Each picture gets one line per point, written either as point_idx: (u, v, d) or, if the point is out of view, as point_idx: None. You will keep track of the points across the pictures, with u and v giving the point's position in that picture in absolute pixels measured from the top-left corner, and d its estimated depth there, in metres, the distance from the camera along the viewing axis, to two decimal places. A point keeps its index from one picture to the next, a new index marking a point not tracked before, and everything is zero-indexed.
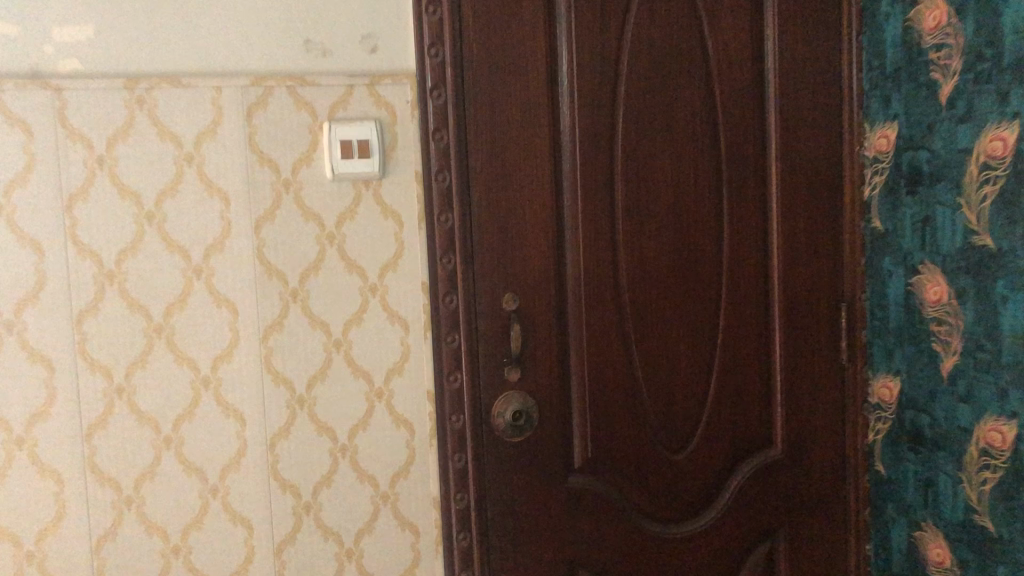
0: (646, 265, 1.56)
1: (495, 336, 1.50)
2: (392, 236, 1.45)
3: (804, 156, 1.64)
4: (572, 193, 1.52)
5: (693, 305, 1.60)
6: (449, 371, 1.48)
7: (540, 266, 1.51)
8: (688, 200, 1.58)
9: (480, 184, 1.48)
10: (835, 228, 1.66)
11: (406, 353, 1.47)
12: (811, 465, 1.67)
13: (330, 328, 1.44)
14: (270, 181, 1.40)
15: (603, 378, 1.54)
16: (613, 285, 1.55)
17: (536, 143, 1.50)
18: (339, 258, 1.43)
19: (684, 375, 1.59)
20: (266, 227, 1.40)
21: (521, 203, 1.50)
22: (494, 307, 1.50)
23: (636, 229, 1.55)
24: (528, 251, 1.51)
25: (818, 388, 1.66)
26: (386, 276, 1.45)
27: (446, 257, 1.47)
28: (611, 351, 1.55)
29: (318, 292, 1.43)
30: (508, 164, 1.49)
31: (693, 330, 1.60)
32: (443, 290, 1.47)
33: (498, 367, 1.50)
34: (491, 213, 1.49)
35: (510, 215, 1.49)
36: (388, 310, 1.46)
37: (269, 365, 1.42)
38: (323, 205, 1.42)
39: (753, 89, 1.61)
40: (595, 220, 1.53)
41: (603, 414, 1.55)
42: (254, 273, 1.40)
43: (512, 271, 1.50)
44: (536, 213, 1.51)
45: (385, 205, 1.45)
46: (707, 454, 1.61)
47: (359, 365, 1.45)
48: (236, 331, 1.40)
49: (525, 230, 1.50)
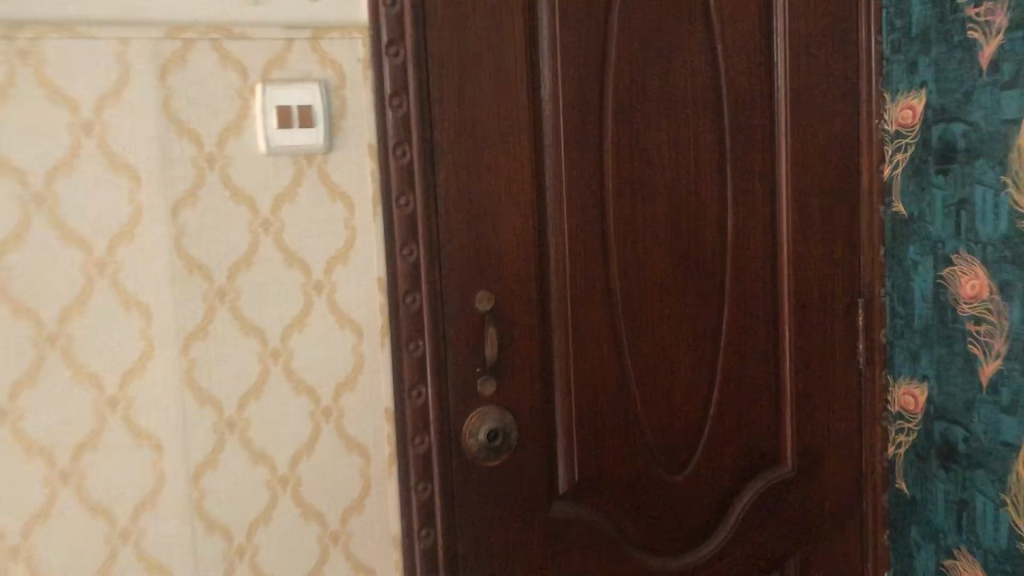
0: (640, 256, 1.34)
1: (466, 341, 1.26)
2: (342, 223, 1.21)
3: (816, 129, 1.43)
4: (555, 171, 1.29)
5: (693, 302, 1.37)
6: (412, 384, 1.24)
7: (518, 258, 1.28)
8: (687, 180, 1.36)
9: (446, 160, 1.24)
10: (852, 212, 1.46)
11: (360, 363, 1.22)
12: (825, 482, 1.46)
13: (266, 334, 1.19)
14: (191, 155, 1.14)
15: (590, 388, 1.32)
16: (603, 279, 1.32)
17: (512, 112, 1.26)
18: (276, 250, 1.18)
19: (683, 383, 1.38)
20: (185, 212, 1.14)
21: (495, 184, 1.26)
22: (464, 307, 1.26)
23: (628, 214, 1.33)
24: (503, 239, 1.27)
25: (833, 395, 1.46)
26: (335, 271, 1.21)
27: (407, 248, 1.23)
28: (600, 357, 1.33)
29: (251, 292, 1.17)
30: (480, 136, 1.25)
31: (693, 331, 1.38)
32: (404, 287, 1.23)
33: (469, 378, 1.27)
34: (460, 195, 1.25)
35: (483, 197, 1.26)
36: (338, 312, 1.21)
37: (191, 381, 1.16)
38: (257, 186, 1.17)
39: (760, 52, 1.39)
40: (581, 203, 1.30)
41: (592, 429, 1.33)
42: (172, 268, 1.14)
43: (484, 264, 1.26)
44: (513, 195, 1.27)
45: (333, 185, 1.20)
46: (709, 474, 1.40)
47: (303, 378, 1.20)
48: (150, 340, 1.14)
49: (500, 215, 1.27)
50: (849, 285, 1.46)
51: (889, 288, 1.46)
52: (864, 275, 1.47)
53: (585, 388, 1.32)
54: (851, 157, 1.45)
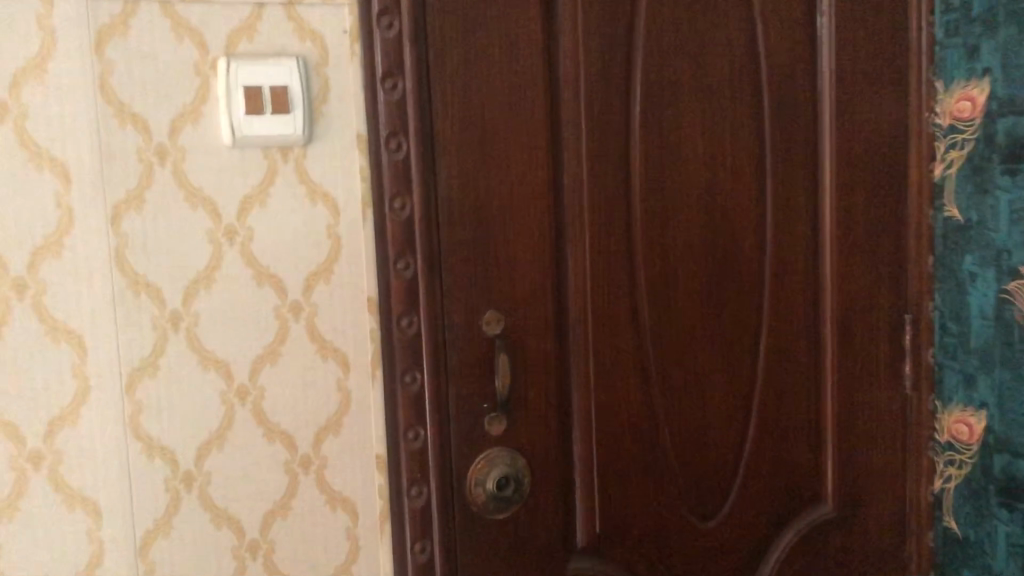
0: (671, 269, 1.15)
1: (471, 372, 1.06)
2: (324, 231, 0.99)
3: (863, 123, 1.25)
4: (576, 169, 1.09)
5: (729, 321, 1.19)
6: (408, 424, 1.03)
7: (532, 274, 1.07)
8: (723, 180, 1.17)
9: (449, 155, 1.03)
10: (899, 216, 1.29)
11: (347, 400, 1.01)
12: (868, 520, 1.30)
13: (231, 369, 0.97)
14: (136, 147, 0.92)
15: (614, 424, 1.13)
16: (629, 297, 1.13)
17: (527, 99, 1.05)
18: (243, 265, 0.96)
19: (717, 416, 1.19)
20: (129, 218, 0.92)
21: (507, 185, 1.05)
22: (469, 331, 1.05)
23: (657, 219, 1.13)
24: (516, 252, 1.06)
25: (876, 423, 1.29)
26: (315, 289, 0.99)
27: (402, 262, 1.02)
28: (625, 386, 1.13)
29: (212, 316, 0.95)
30: (489, 128, 1.04)
31: (728, 354, 1.19)
32: (398, 309, 1.02)
33: (475, 416, 1.07)
34: (465, 199, 1.03)
35: (492, 201, 1.05)
36: (318, 339, 0.99)
37: (138, 428, 0.93)
38: (219, 185, 0.95)
39: (803, 31, 1.20)
40: (605, 207, 1.10)
41: (616, 472, 1.14)
42: (112, 289, 0.92)
43: (493, 281, 1.06)
44: (528, 199, 1.06)
45: (313, 183, 0.98)
46: (744, 517, 1.22)
47: (276, 421, 0.98)
48: (84, 379, 0.91)
49: (512, 223, 1.06)
50: (895, 298, 1.29)
51: (939, 302, 1.29)
52: (911, 287, 1.30)
53: (608, 423, 1.12)
54: (899, 154, 1.28)
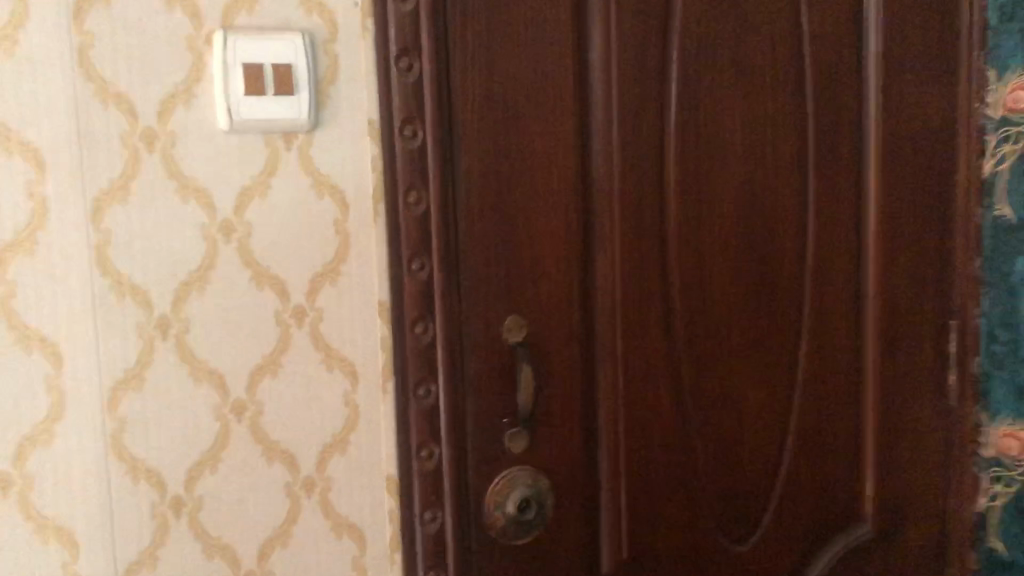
0: (707, 272, 1.05)
1: (490, 383, 0.97)
2: (331, 227, 0.88)
3: (914, 114, 1.15)
4: (607, 162, 0.98)
5: (768, 330, 1.09)
6: (421, 442, 0.94)
7: (556, 275, 0.98)
8: (764, 176, 1.07)
9: (468, 144, 0.93)
10: (949, 215, 1.19)
11: (354, 416, 0.90)
12: (908, 540, 1.21)
13: (226, 382, 0.86)
14: (119, 131, 0.81)
15: (645, 442, 1.03)
16: (662, 303, 1.03)
17: (552, 84, 0.96)
18: (241, 265, 0.86)
19: (752, 431, 1.09)
20: (111, 211, 0.81)
21: (529, 176, 0.96)
22: (488, 339, 0.96)
23: (693, 217, 1.04)
24: (538, 251, 0.97)
25: (919, 438, 1.20)
26: (321, 292, 0.88)
27: (416, 262, 0.92)
28: (657, 400, 1.03)
29: (205, 322, 0.85)
30: (511, 115, 0.94)
31: (766, 365, 1.10)
32: (412, 315, 0.92)
33: (493, 432, 0.97)
34: (484, 193, 0.94)
35: (513, 195, 0.95)
36: (324, 348, 0.89)
37: (121, 449, 0.83)
38: (213, 174, 0.84)
39: (852, 13, 1.11)
40: (638, 204, 1.00)
41: (646, 493, 1.04)
42: (92, 292, 0.81)
43: (514, 283, 0.96)
44: (552, 193, 0.97)
45: (320, 173, 0.87)
46: (780, 541, 1.13)
47: (276, 439, 0.88)
48: (60, 393, 0.81)
49: (534, 220, 0.97)
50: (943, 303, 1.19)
51: (986, 308, 1.21)
52: (960, 292, 1.20)
53: (637, 440, 1.03)
54: (951, 148, 1.17)
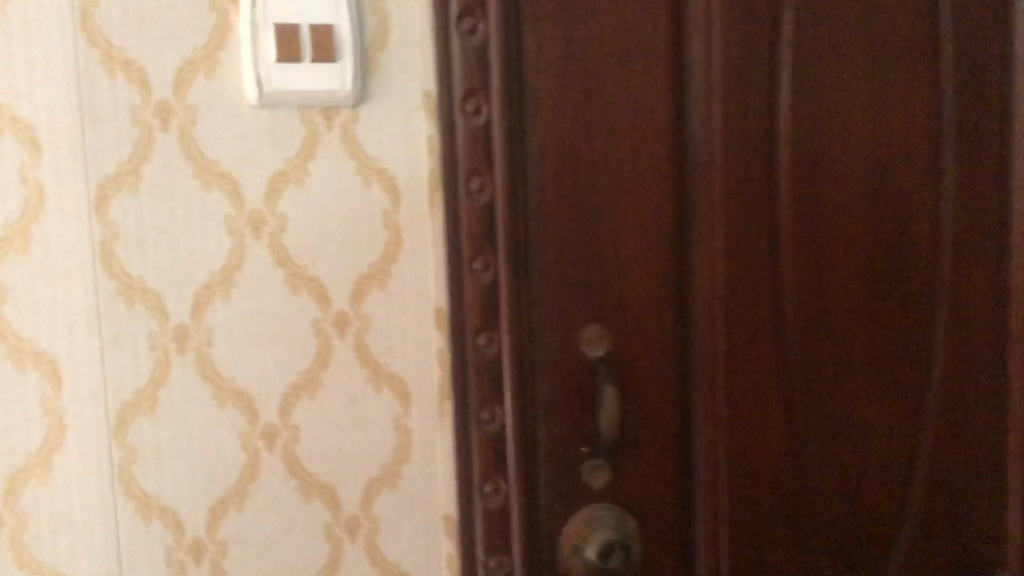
0: (848, 277, 0.80)
1: (568, 415, 0.76)
2: (380, 220, 0.74)
3: None
4: (715, 130, 0.74)
5: (931, 354, 0.83)
6: (485, 481, 0.76)
7: (661, 275, 0.76)
8: (933, 149, 0.80)
9: (551, 107, 0.71)
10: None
11: (406, 445, 0.77)
12: None
13: (255, 403, 0.73)
14: (129, 106, 0.68)
15: (757, 494, 0.80)
16: (799, 312, 0.79)
17: (663, 25, 0.73)
18: (272, 265, 0.72)
19: (921, 482, 0.84)
20: (118, 200, 0.68)
21: (628, 147, 0.73)
22: (564, 362, 0.75)
23: (831, 206, 0.78)
24: (638, 244, 0.75)
25: None
26: (367, 298, 0.74)
27: (479, 258, 0.72)
28: (774, 443, 0.80)
29: (231, 333, 0.72)
30: (606, 66, 0.72)
31: (933, 401, 0.83)
32: (473, 324, 0.74)
33: (577, 473, 0.77)
34: (569, 170, 0.73)
35: (605, 172, 0.73)
36: (370, 363, 0.75)
37: (131, 483, 0.70)
38: (240, 157, 0.71)
39: None
40: (756, 189, 0.76)
41: (772, 553, 0.82)
42: (96, 297, 0.68)
43: (604, 285, 0.75)
44: (658, 169, 0.74)
45: (365, 157, 0.73)
46: None
47: (314, 471, 0.75)
48: (60, 418, 0.68)
49: (634, 204, 0.74)
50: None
51: None
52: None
53: (761, 487, 0.80)
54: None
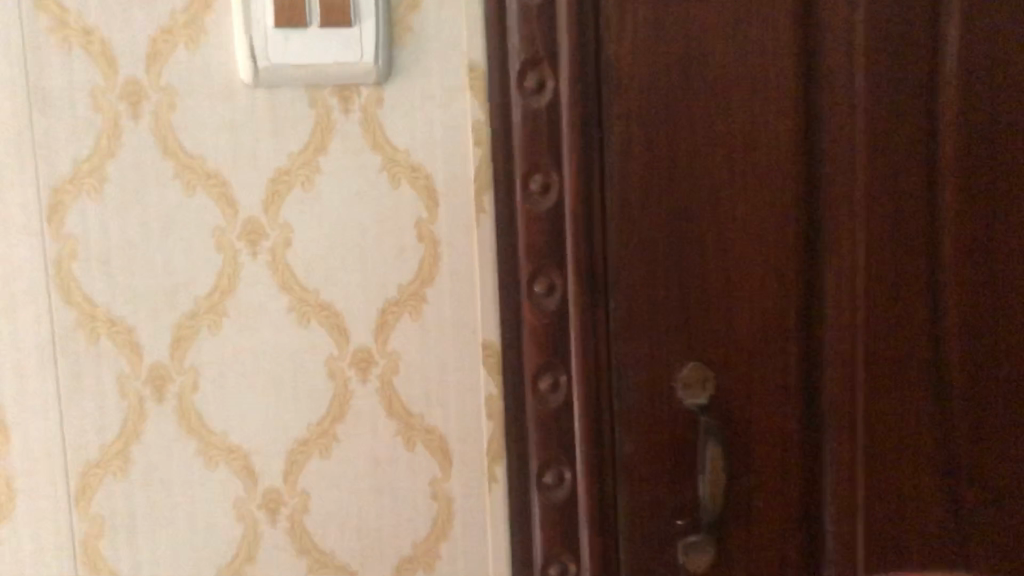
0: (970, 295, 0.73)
1: (655, 453, 0.67)
2: (411, 231, 0.57)
3: None
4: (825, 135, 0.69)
5: None
6: (549, 553, 0.63)
7: (756, 295, 0.68)
8: None
9: (628, 111, 0.64)
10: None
11: (446, 516, 0.60)
12: None
13: (254, 464, 0.58)
14: (88, 86, 0.53)
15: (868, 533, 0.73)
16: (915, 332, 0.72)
17: (758, 17, 0.66)
18: (275, 289, 0.57)
19: None
20: (76, 207, 0.53)
21: (716, 157, 0.66)
22: (654, 391, 0.67)
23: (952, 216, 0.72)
24: (727, 263, 0.67)
25: None
26: (394, 331, 0.58)
27: (541, 282, 0.61)
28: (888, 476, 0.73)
29: (222, 375, 0.57)
30: (692, 66, 0.65)
31: None
32: (534, 364, 0.61)
33: (659, 526, 0.67)
34: (648, 181, 0.65)
35: (690, 183, 0.66)
36: (400, 414, 0.59)
37: (98, 562, 0.56)
38: (233, 152, 0.55)
39: None
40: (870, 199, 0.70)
41: None
42: (51, 331, 0.54)
43: (688, 309, 0.67)
44: (751, 180, 0.67)
45: (393, 150, 0.57)
46: None
47: (328, 548, 0.59)
48: (7, 482, 0.54)
49: (723, 221, 0.67)
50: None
51: None
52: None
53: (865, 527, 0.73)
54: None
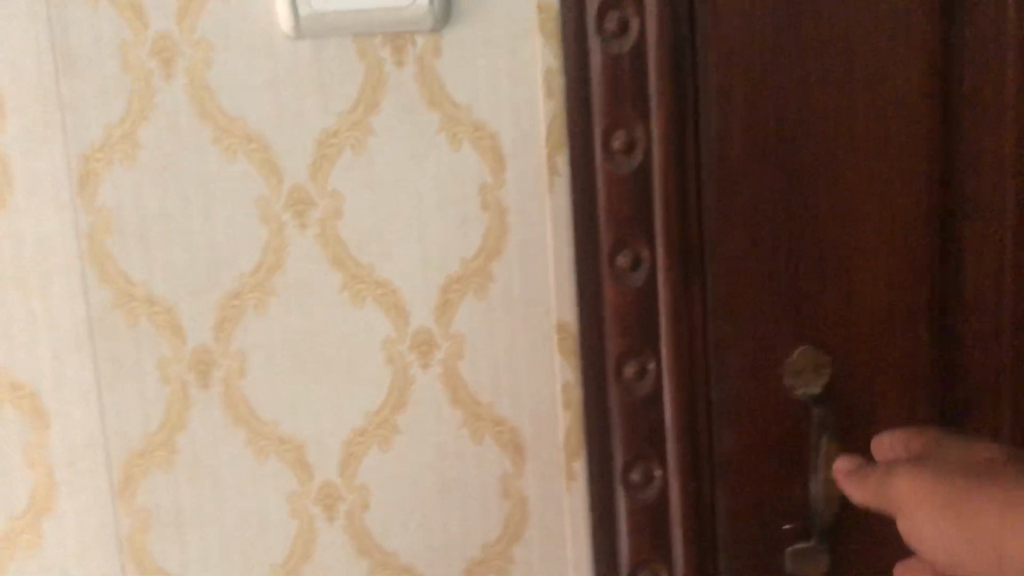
0: None
1: (757, 444, 0.59)
2: (475, 199, 0.51)
3: None
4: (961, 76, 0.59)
5: None
6: (637, 562, 0.55)
7: (877, 263, 0.59)
8: None
9: (725, 51, 0.55)
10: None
11: (520, 516, 0.54)
12: None
13: (308, 456, 0.53)
14: (116, 43, 0.48)
15: None
16: None
17: None
18: (327, 264, 0.51)
19: None
20: (109, 176, 0.49)
21: (829, 103, 0.57)
22: (756, 375, 0.58)
23: None
24: (842, 226, 0.58)
25: None
26: (457, 312, 0.52)
27: (626, 253, 0.53)
28: None
29: (270, 359, 0.51)
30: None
31: None
32: (618, 348, 0.53)
33: (763, 526, 0.59)
34: (751, 133, 0.56)
35: (799, 134, 0.57)
36: (466, 402, 0.53)
37: (145, 557, 0.52)
38: (275, 112, 0.49)
39: None
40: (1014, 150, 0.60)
41: None
42: (87, 311, 0.50)
43: (795, 279, 0.58)
44: (870, 130, 0.57)
45: (453, 106, 0.50)
46: None
47: (391, 549, 0.54)
48: (49, 471, 0.51)
49: (836, 177, 0.58)
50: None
51: None
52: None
53: None
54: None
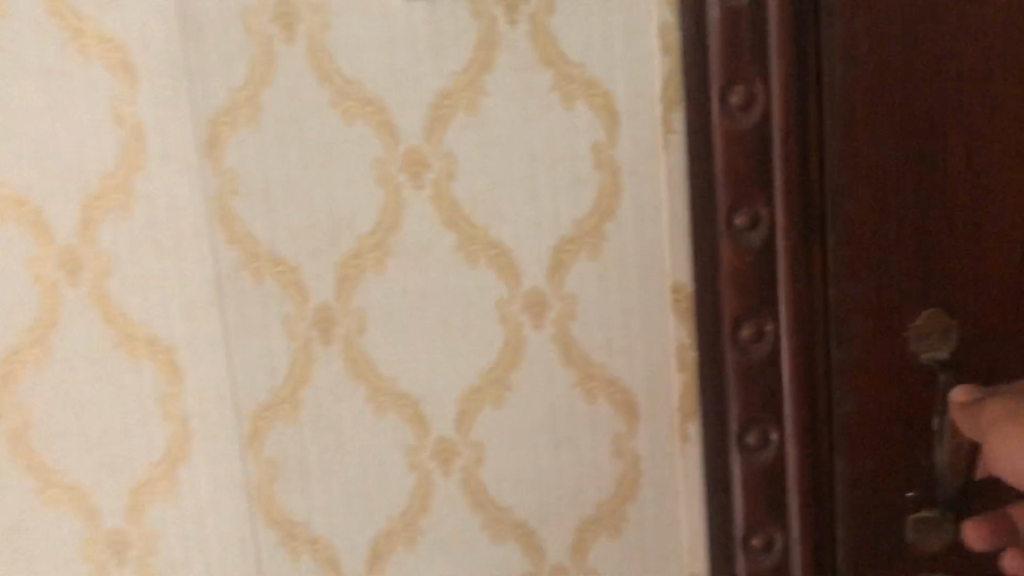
0: None
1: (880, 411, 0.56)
2: (589, 159, 0.51)
3: None
4: None
5: None
6: (752, 524, 0.54)
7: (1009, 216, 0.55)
8: None
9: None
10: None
11: (633, 474, 0.55)
12: None
13: (425, 412, 0.54)
14: (239, 10, 0.49)
15: None
16: None
17: None
18: (442, 225, 0.52)
19: None
20: (234, 139, 0.51)
21: (956, 47, 0.53)
22: (878, 340, 0.56)
23: None
24: (971, 178, 0.55)
25: None
26: (570, 272, 0.52)
27: (743, 213, 0.51)
28: None
29: (388, 317, 0.53)
30: None
31: None
32: (734, 310, 0.52)
33: (886, 496, 0.57)
34: (874, 84, 0.53)
35: (926, 81, 0.54)
36: (579, 361, 0.53)
37: (272, 504, 0.55)
38: (391, 74, 0.50)
39: None
40: None
41: None
42: (215, 271, 0.52)
43: (922, 239, 0.55)
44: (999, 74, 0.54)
45: (567, 65, 0.50)
46: None
47: (504, 503, 0.55)
48: (183, 421, 0.54)
49: (965, 127, 0.54)
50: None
51: None
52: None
53: None
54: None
